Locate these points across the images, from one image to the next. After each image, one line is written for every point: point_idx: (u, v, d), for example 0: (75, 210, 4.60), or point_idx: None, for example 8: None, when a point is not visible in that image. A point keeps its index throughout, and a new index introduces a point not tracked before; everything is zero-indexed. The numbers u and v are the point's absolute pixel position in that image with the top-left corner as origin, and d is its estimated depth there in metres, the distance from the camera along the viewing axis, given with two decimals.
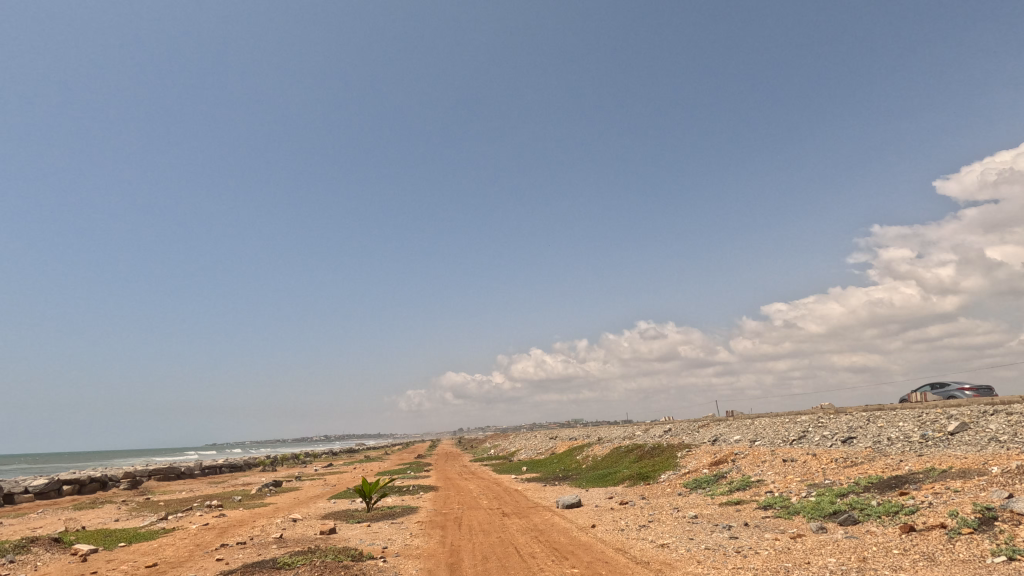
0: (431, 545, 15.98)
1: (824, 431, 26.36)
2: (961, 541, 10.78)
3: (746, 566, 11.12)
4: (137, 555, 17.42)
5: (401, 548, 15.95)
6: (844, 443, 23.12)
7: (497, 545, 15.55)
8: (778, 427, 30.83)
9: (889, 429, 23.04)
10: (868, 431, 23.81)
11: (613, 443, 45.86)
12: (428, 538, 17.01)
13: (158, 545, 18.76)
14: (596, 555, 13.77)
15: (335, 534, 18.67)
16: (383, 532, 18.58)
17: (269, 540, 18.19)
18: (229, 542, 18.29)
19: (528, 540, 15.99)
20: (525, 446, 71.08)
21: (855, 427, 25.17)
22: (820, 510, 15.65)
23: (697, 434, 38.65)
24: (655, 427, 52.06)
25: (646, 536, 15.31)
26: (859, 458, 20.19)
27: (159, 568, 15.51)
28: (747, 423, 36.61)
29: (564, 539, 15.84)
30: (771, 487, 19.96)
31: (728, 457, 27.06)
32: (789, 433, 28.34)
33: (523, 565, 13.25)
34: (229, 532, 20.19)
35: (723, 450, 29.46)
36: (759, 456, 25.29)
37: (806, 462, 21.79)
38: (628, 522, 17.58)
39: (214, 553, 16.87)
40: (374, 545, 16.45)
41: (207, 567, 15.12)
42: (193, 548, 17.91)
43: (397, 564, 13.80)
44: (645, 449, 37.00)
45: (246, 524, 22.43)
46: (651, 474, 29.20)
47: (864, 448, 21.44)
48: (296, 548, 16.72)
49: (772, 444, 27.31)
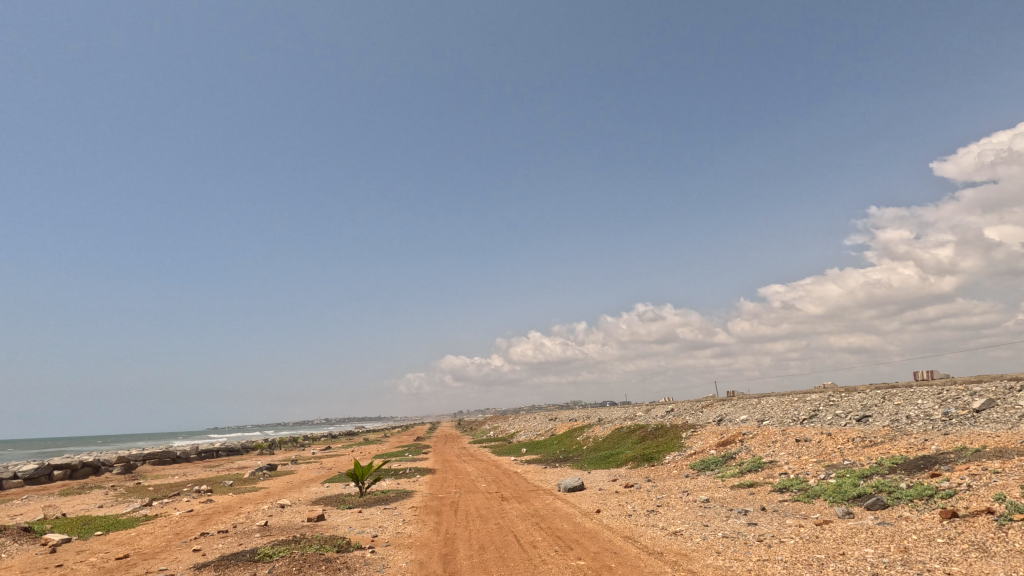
0: (425, 534, 14.82)
1: (836, 409, 25.29)
2: (1014, 529, 9.61)
3: (773, 559, 9.89)
4: (109, 545, 16.27)
5: (392, 536, 14.81)
6: (860, 422, 22.02)
7: (496, 533, 14.43)
8: (787, 406, 29.78)
9: (907, 407, 21.89)
10: (885, 409, 22.66)
11: (614, 424, 44.95)
12: (422, 526, 15.88)
13: (135, 534, 17.63)
14: (603, 545, 12.57)
15: (323, 521, 17.56)
16: (374, 518, 17.49)
17: (252, 528, 17.04)
18: (210, 531, 17.14)
19: (529, 527, 14.85)
20: (524, 428, 70.30)
21: (870, 405, 24.07)
22: (843, 493, 14.56)
23: (700, 414, 37.65)
24: (657, 408, 51.05)
25: (656, 522, 14.19)
26: (878, 438, 19.08)
27: (130, 561, 14.32)
28: (753, 402, 35.52)
29: (568, 527, 14.70)
30: (786, 468, 18.84)
31: (737, 438, 25.93)
32: (800, 412, 27.25)
33: (523, 556, 12.05)
34: (212, 520, 19.08)
35: (730, 430, 28.37)
36: (770, 436, 24.22)
37: (821, 442, 20.69)
38: (636, 507, 16.48)
39: (192, 543, 15.71)
40: (363, 534, 15.31)
41: (181, 559, 13.95)
42: (171, 537, 16.78)
43: (386, 556, 12.59)
44: (648, 430, 36.02)
45: (231, 510, 21.31)
46: (655, 456, 28.23)
47: (882, 427, 20.36)
48: (281, 538, 15.58)
49: (782, 423, 26.21)
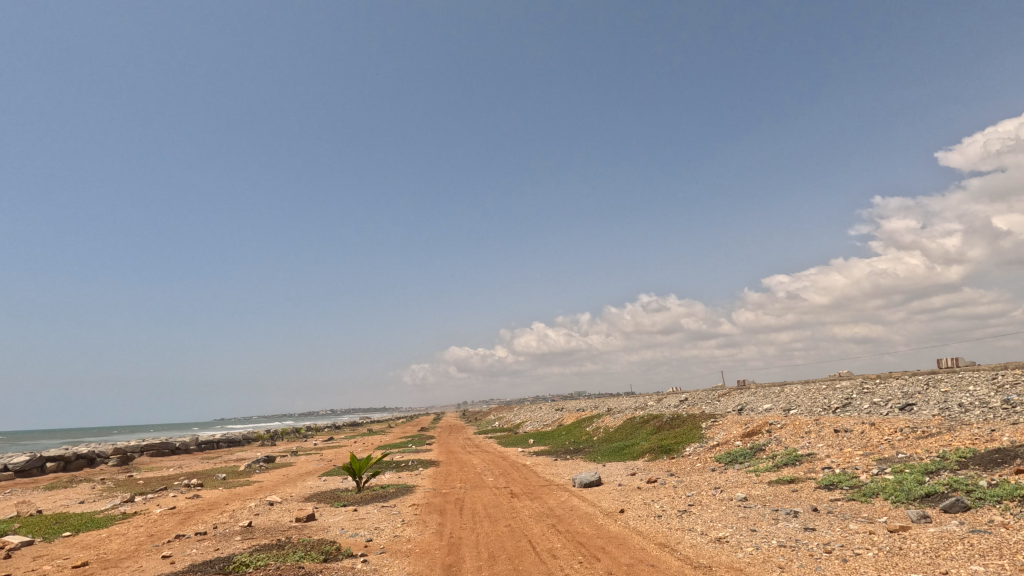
0: (426, 538, 12.99)
1: (873, 397, 23.34)
2: None
3: None
4: (73, 550, 14.54)
5: (388, 541, 12.95)
6: (904, 411, 20.06)
7: (507, 538, 12.58)
8: (815, 394, 27.82)
9: (957, 394, 19.91)
10: (930, 397, 20.68)
11: (624, 414, 43.06)
12: (422, 528, 14.04)
13: (105, 536, 15.87)
14: (635, 555, 10.64)
15: (313, 521, 15.76)
16: (370, 518, 15.68)
17: (233, 530, 15.24)
18: (186, 533, 15.32)
19: (545, 531, 12.97)
20: (529, 419, 68.55)
21: (912, 392, 22.09)
22: (907, 492, 12.62)
23: (718, 404, 35.62)
24: (668, 397, 48.96)
25: (694, 526, 12.26)
26: (931, 429, 17.11)
27: (87, 569, 12.54)
28: (774, 390, 33.57)
29: (590, 530, 12.83)
30: (830, 462, 16.87)
31: (763, 429, 23.95)
32: (831, 399, 25.33)
33: (542, 569, 10.12)
34: (192, 520, 17.32)
35: (755, 419, 26.43)
36: (802, 426, 22.27)
37: (864, 433, 18.74)
38: (664, 506, 14.54)
39: (162, 549, 13.87)
40: (355, 538, 13.46)
41: (144, 569, 12.14)
42: (143, 541, 14.99)
43: (378, 568, 10.69)
44: (663, 420, 34.08)
45: (216, 508, 19.52)
46: (674, 448, 26.31)
47: (932, 416, 18.41)
48: (263, 542, 13.76)
49: (813, 412, 24.24)
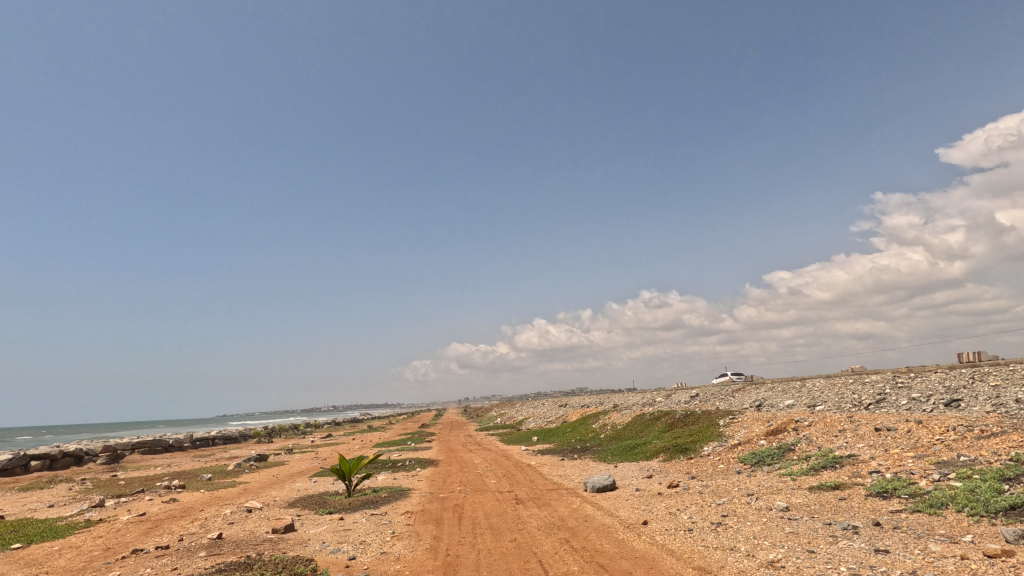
0: (417, 557, 11.06)
1: (910, 392, 21.33)
2: None
3: None
4: (13, 567, 12.58)
5: (373, 560, 11.02)
6: (950, 407, 18.10)
7: (515, 557, 10.67)
8: (841, 389, 25.84)
9: (1010, 388, 17.93)
10: (979, 391, 18.68)
11: (632, 410, 41.17)
12: (414, 544, 12.07)
13: (56, 550, 13.96)
14: None
15: (291, 533, 13.84)
16: (358, 530, 13.78)
17: (200, 544, 13.28)
18: (146, 547, 13.37)
19: (558, 548, 11.03)
20: (533, 415, 66.45)
21: (956, 386, 20.10)
22: (984, 503, 10.68)
23: (733, 399, 33.64)
24: (678, 393, 47.01)
25: (738, 545, 10.23)
26: (991, 427, 15.11)
27: None
28: (794, 385, 31.56)
29: (611, 547, 10.89)
30: (877, 465, 14.89)
31: (789, 427, 21.99)
32: (861, 395, 23.35)
33: None
34: (159, 529, 15.42)
35: (778, 416, 24.42)
36: (834, 424, 20.30)
37: (909, 431, 16.79)
38: (695, 518, 12.56)
39: (113, 567, 11.91)
40: (335, 556, 11.49)
41: None
42: (95, 556, 13.05)
43: None
44: (675, 417, 32.11)
45: (189, 515, 17.58)
46: (690, 447, 24.39)
47: (987, 414, 16.42)
48: (230, 559, 11.83)
49: (842, 409, 22.30)
